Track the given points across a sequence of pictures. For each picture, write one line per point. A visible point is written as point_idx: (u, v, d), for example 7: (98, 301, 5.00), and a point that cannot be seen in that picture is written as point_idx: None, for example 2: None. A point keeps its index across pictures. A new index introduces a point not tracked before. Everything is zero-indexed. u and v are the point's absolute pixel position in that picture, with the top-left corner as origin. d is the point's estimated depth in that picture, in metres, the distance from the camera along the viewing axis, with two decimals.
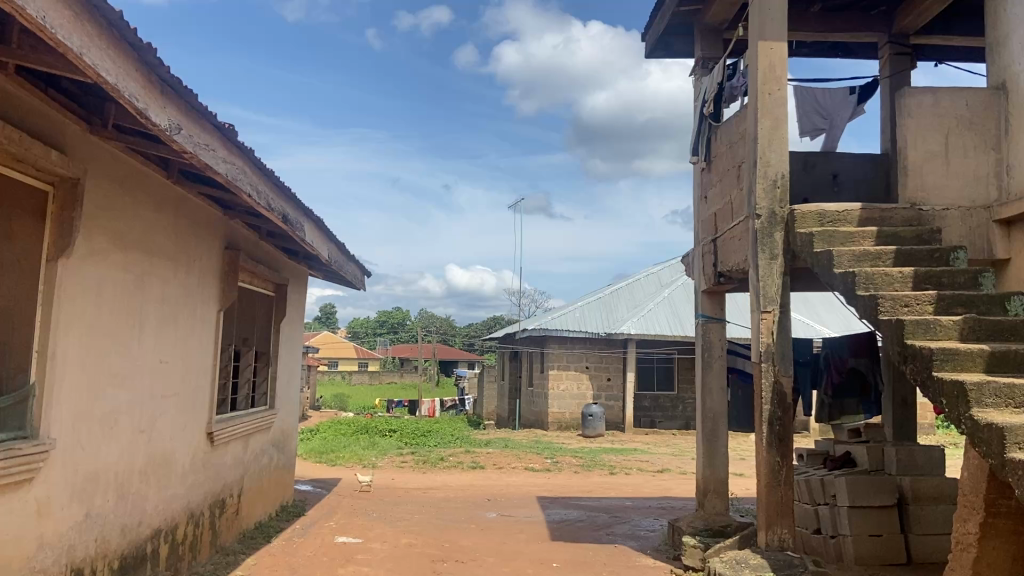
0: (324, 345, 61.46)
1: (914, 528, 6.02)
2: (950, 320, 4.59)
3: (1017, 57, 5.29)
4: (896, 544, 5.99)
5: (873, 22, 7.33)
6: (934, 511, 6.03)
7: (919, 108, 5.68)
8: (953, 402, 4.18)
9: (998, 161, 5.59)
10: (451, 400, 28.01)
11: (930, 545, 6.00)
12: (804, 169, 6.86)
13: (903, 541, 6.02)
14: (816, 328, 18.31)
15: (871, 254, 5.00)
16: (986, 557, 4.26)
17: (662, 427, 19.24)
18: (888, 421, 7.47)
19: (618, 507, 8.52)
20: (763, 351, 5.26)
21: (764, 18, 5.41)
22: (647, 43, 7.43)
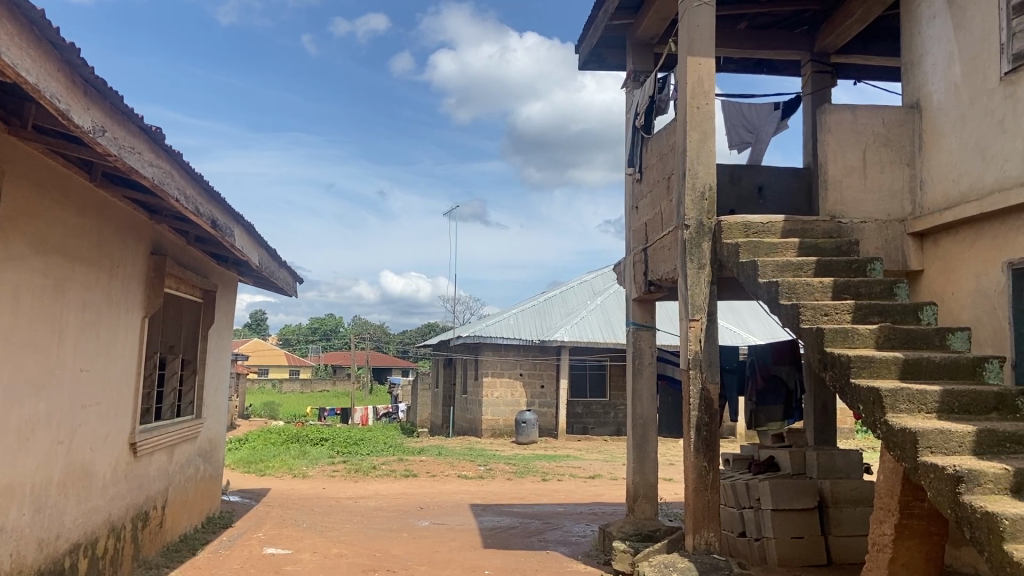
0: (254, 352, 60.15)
1: (834, 530, 6.22)
2: (867, 329, 4.78)
3: (931, 77, 5.61)
4: (817, 546, 6.18)
5: (797, 41, 7.61)
6: (853, 512, 6.24)
7: (839, 124, 5.94)
8: (869, 407, 4.44)
9: (912, 176, 5.82)
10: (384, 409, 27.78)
11: (848, 546, 6.21)
12: (730, 181, 7.04)
13: (823, 543, 6.21)
14: (744, 336, 18.82)
15: (792, 264, 5.18)
16: (901, 558, 4.43)
17: (594, 433, 19.49)
18: (809, 426, 7.74)
19: (549, 513, 8.57)
20: (691, 359, 5.41)
21: (693, 34, 5.55)
22: (581, 55, 7.52)
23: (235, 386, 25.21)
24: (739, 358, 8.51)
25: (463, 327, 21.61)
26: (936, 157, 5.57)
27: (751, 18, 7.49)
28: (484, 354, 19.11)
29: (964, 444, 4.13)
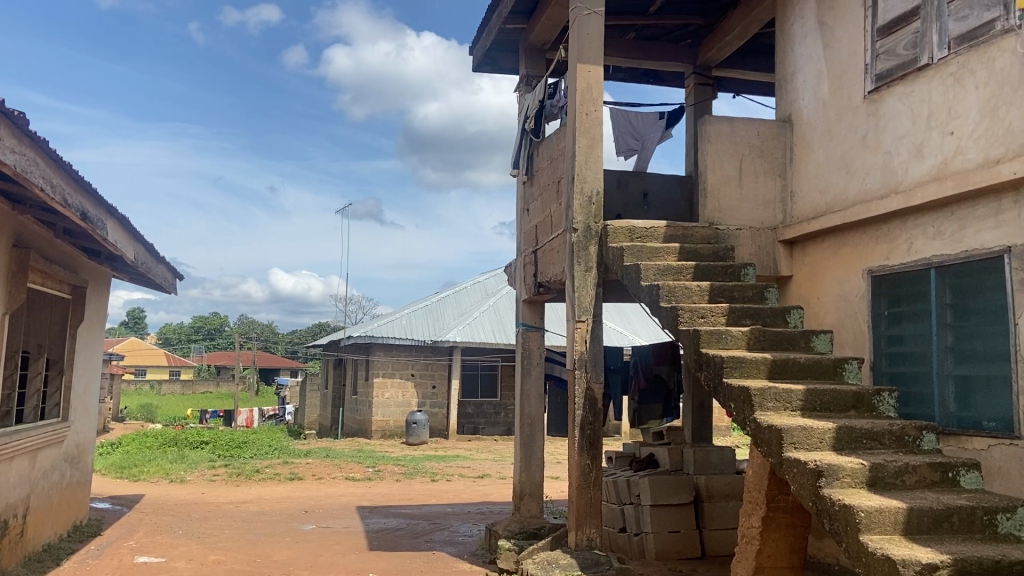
0: (135, 352, 57.28)
1: (708, 524, 6.50)
2: (739, 331, 5.02)
3: (800, 92, 6.06)
4: (692, 539, 6.45)
5: (680, 54, 7.97)
6: (725, 507, 6.54)
7: (717, 134, 6.19)
8: (739, 406, 4.65)
9: (783, 187, 6.19)
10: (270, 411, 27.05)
11: (721, 540, 6.51)
12: (617, 187, 7.24)
13: (698, 536, 6.49)
14: (630, 338, 19.39)
15: (673, 268, 5.37)
16: (768, 549, 4.66)
17: (484, 433, 19.65)
18: (687, 423, 7.92)
19: (436, 514, 8.57)
20: (577, 359, 5.52)
21: (583, 42, 5.67)
22: (475, 56, 7.56)
23: (109, 387, 23.86)
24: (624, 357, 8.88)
25: (357, 326, 21.28)
26: (806, 169, 5.96)
27: (639, 29, 7.72)
28: (376, 354, 18.82)
29: (825, 439, 4.39)
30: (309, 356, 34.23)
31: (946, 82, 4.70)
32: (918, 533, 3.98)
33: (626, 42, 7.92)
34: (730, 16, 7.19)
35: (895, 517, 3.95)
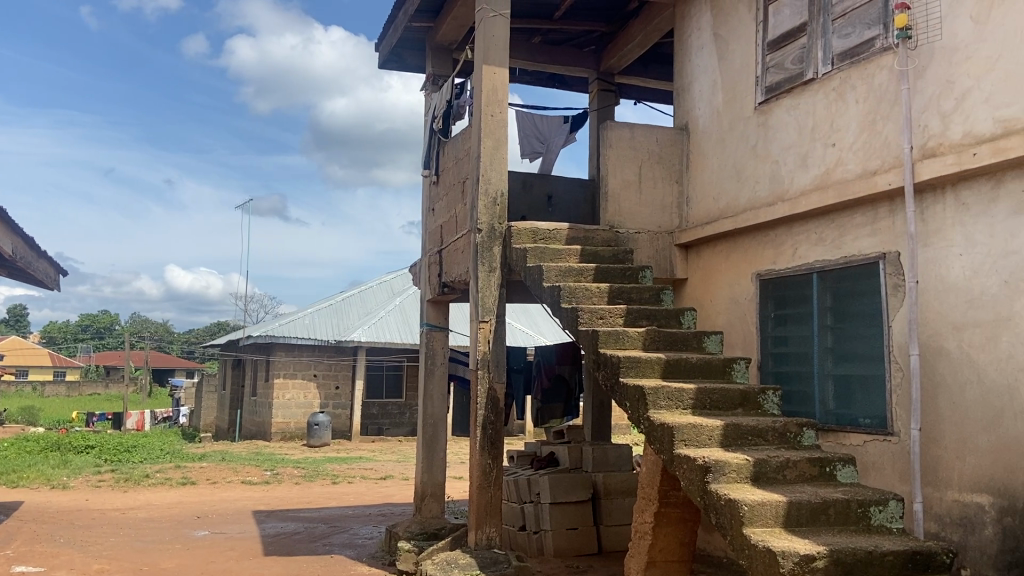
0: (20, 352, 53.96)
1: (605, 520, 6.66)
2: (636, 331, 5.16)
3: (696, 101, 6.35)
4: (589, 535, 6.59)
5: (585, 59, 8.15)
6: (621, 503, 6.70)
7: (618, 140, 6.30)
8: (634, 405, 4.78)
9: (679, 192, 6.41)
10: (165, 413, 26.01)
11: (616, 535, 6.68)
12: (523, 189, 7.40)
13: (595, 532, 6.64)
14: (536, 338, 19.60)
15: (574, 270, 5.47)
16: (659, 543, 4.81)
17: (389, 434, 19.49)
18: (588, 422, 8.11)
19: (336, 516, 8.45)
20: (480, 359, 5.55)
21: (488, 43, 5.70)
22: (380, 53, 7.50)
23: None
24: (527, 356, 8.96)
25: (259, 325, 20.70)
26: (702, 176, 6.19)
27: (545, 34, 7.84)
28: (277, 354, 18.43)
29: (713, 436, 4.56)
30: (208, 356, 33.04)
31: (830, 96, 5.05)
32: (797, 526, 4.18)
33: (532, 46, 8.04)
34: (632, 24, 7.41)
35: (775, 510, 4.14)
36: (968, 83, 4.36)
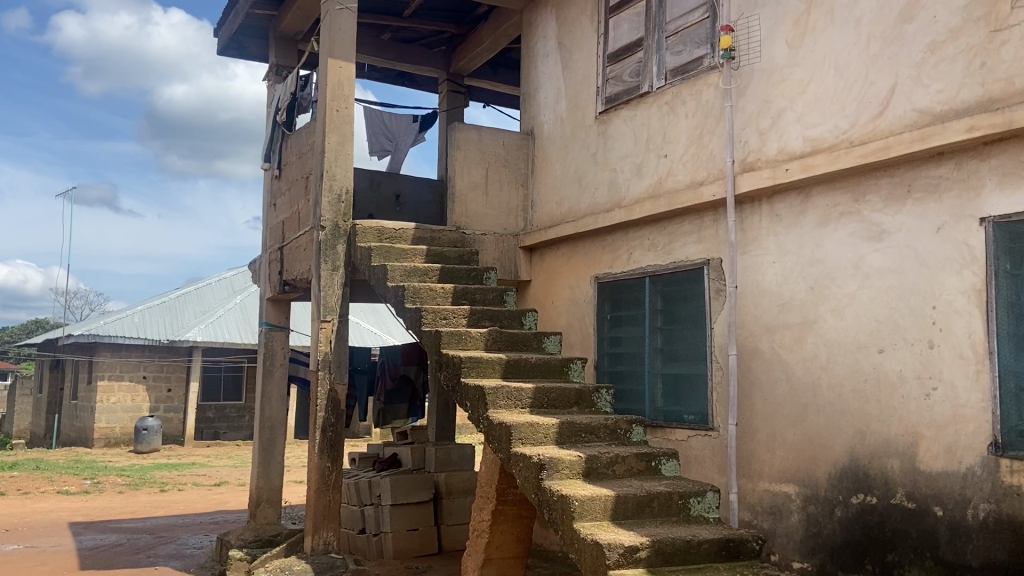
0: None
1: (446, 520, 6.80)
2: (478, 332, 5.22)
3: (540, 109, 6.75)
4: (429, 536, 6.68)
5: (434, 59, 8.22)
6: (461, 502, 6.86)
7: (466, 142, 6.51)
8: (474, 404, 4.83)
9: (525, 196, 6.74)
10: None
11: (457, 533, 6.82)
12: (370, 186, 7.39)
13: (436, 532, 6.74)
14: (384, 338, 19.42)
15: (419, 270, 5.46)
16: (496, 540, 4.91)
17: (226, 438, 18.66)
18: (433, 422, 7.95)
19: (163, 526, 7.98)
20: (321, 359, 5.41)
21: (334, 36, 5.60)
22: (220, 39, 7.27)
23: None
24: (370, 357, 9.06)
25: (82, 323, 19.16)
26: (546, 181, 6.55)
27: (396, 30, 7.83)
28: (100, 355, 17.41)
29: (548, 434, 4.70)
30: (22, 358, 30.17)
31: (662, 109, 5.58)
32: (623, 518, 4.38)
33: (382, 42, 8.01)
34: (481, 27, 7.59)
35: (604, 504, 4.32)
36: (783, 103, 4.93)
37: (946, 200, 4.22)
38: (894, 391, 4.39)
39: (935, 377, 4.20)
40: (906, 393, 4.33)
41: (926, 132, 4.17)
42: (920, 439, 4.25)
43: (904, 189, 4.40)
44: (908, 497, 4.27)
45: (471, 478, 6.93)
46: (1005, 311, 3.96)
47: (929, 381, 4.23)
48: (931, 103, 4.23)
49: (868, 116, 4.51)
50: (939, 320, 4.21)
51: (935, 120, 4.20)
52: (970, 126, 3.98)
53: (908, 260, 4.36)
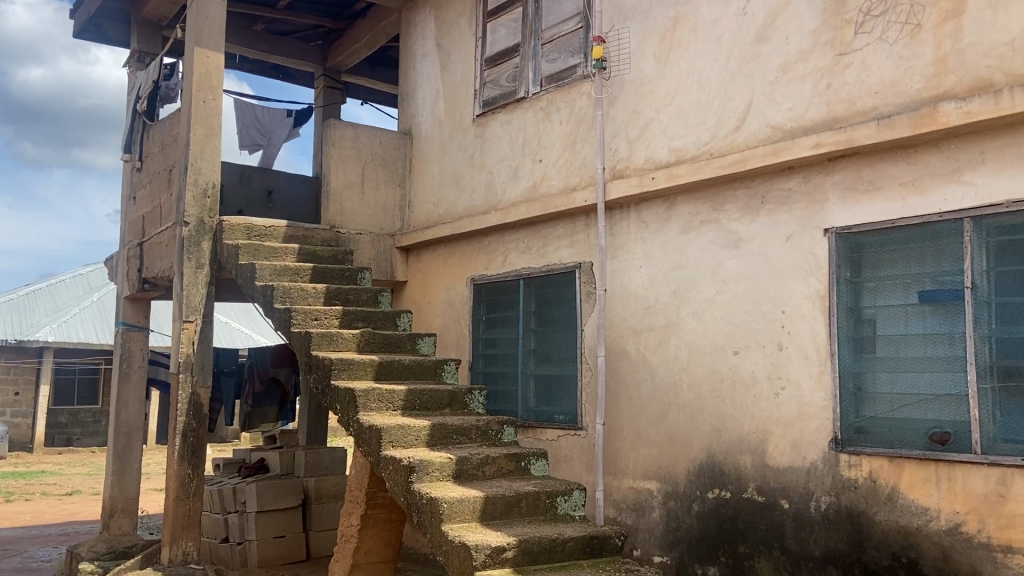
0: None
1: (316, 525, 6.96)
2: (351, 333, 5.15)
3: (421, 110, 6.98)
4: (297, 542, 6.85)
5: (310, 54, 8.73)
6: (332, 507, 7.02)
7: (341, 139, 6.72)
8: (345, 407, 4.77)
9: (402, 196, 7.01)
10: None
11: (326, 538, 7.00)
12: (241, 181, 7.57)
13: (304, 538, 6.91)
14: (254, 338, 18.83)
15: (290, 269, 5.39)
16: (364, 544, 4.87)
17: (80, 444, 17.59)
18: (303, 425, 8.04)
19: (7, 539, 7.48)
20: (182, 362, 5.51)
21: (201, 24, 5.68)
22: (78, 22, 7.44)
23: None
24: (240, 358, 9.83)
25: None
26: (421, 181, 6.84)
27: (271, 23, 8.30)
28: None
29: (419, 436, 4.69)
30: None
31: (538, 115, 5.90)
32: (491, 519, 4.42)
33: (255, 33, 8.46)
34: (358, 26, 8.14)
35: (473, 505, 4.35)
36: (650, 114, 5.31)
37: (794, 211, 4.72)
38: (746, 391, 4.78)
39: (784, 377, 4.63)
40: (756, 392, 4.74)
41: (778, 147, 4.65)
42: (769, 435, 4.66)
43: (758, 200, 4.87)
44: (759, 491, 4.67)
45: (341, 482, 7.13)
46: (845, 316, 4.47)
47: (778, 381, 4.66)
48: (782, 120, 4.71)
49: (727, 130, 4.96)
50: (787, 323, 4.65)
51: (786, 135, 4.68)
52: (816, 143, 4.50)
53: (761, 266, 4.81)
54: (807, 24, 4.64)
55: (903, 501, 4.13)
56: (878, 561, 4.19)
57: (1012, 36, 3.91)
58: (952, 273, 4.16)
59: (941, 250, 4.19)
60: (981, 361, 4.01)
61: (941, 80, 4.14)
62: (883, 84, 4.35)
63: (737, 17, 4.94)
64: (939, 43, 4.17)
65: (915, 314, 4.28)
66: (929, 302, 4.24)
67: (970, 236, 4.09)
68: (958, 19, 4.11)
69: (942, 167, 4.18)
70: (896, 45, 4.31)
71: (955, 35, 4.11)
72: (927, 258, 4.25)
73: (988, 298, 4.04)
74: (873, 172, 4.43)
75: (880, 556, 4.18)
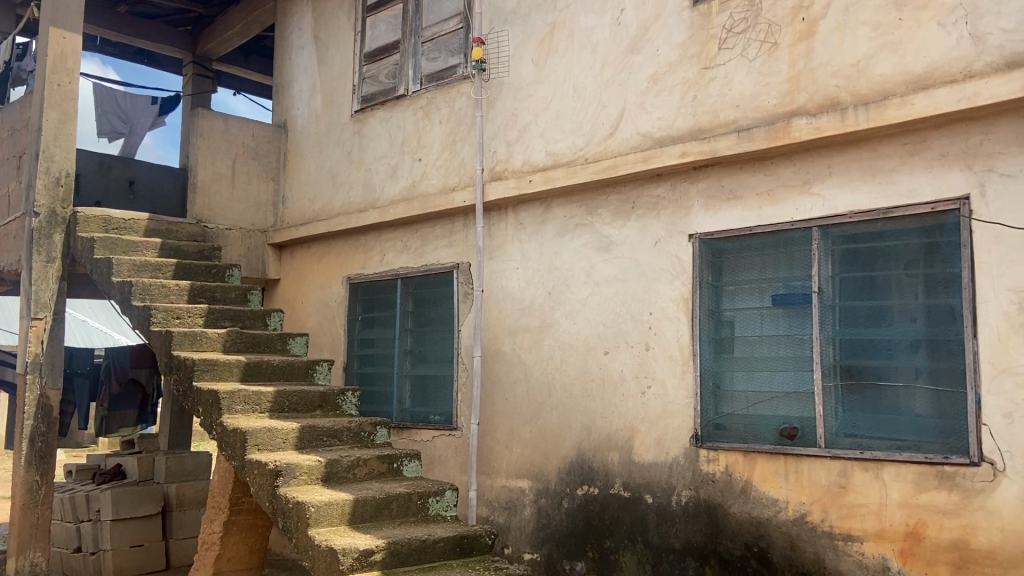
0: None
1: (177, 533, 7.03)
2: (216, 332, 5.24)
3: (296, 103, 7.01)
4: (156, 550, 6.91)
5: (178, 39, 8.88)
6: (193, 514, 7.12)
7: (210, 130, 6.69)
8: (207, 410, 4.71)
9: (276, 191, 7.02)
10: None
11: (186, 545, 7.07)
12: (99, 171, 7.42)
13: (163, 546, 6.97)
14: (115, 338, 17.79)
15: (151, 265, 5.56)
16: (227, 552, 5.06)
17: None
18: (165, 429, 7.81)
19: None
20: (29, 360, 5.66)
21: (59, 6, 5.75)
22: None
23: None
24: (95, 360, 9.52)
25: None
26: (294, 177, 6.91)
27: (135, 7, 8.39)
28: None
29: (287, 439, 4.64)
30: None
31: (417, 114, 6.07)
32: (361, 522, 4.38)
33: (116, 15, 8.48)
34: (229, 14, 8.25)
35: (342, 508, 4.29)
36: (527, 117, 5.52)
37: (662, 217, 5.04)
38: (616, 389, 5.08)
39: (650, 376, 4.96)
40: (625, 391, 5.04)
41: (648, 154, 4.95)
42: (636, 432, 4.98)
43: (630, 205, 5.15)
44: (625, 487, 4.97)
45: (203, 488, 7.25)
46: (706, 317, 4.86)
47: (645, 380, 4.98)
48: (652, 128, 5.02)
49: (601, 136, 5.21)
50: (654, 325, 4.99)
51: (655, 143, 4.99)
52: (682, 152, 4.83)
53: (632, 270, 5.10)
54: (675, 37, 4.98)
55: (755, 493, 4.55)
56: (732, 551, 4.56)
57: (856, 58, 4.43)
58: (802, 279, 4.65)
59: (793, 257, 4.68)
60: (825, 360, 4.53)
61: (794, 96, 4.59)
62: (743, 97, 4.74)
63: (612, 27, 5.22)
64: (793, 61, 4.61)
65: (768, 316, 4.74)
66: (781, 305, 4.71)
67: (818, 244, 4.61)
68: (809, 40, 4.56)
69: (793, 178, 4.70)
70: (756, 61, 4.71)
71: (807, 55, 4.57)
72: (781, 265, 4.72)
73: (832, 302, 4.56)
74: (733, 182, 4.85)
75: (734, 546, 4.56)
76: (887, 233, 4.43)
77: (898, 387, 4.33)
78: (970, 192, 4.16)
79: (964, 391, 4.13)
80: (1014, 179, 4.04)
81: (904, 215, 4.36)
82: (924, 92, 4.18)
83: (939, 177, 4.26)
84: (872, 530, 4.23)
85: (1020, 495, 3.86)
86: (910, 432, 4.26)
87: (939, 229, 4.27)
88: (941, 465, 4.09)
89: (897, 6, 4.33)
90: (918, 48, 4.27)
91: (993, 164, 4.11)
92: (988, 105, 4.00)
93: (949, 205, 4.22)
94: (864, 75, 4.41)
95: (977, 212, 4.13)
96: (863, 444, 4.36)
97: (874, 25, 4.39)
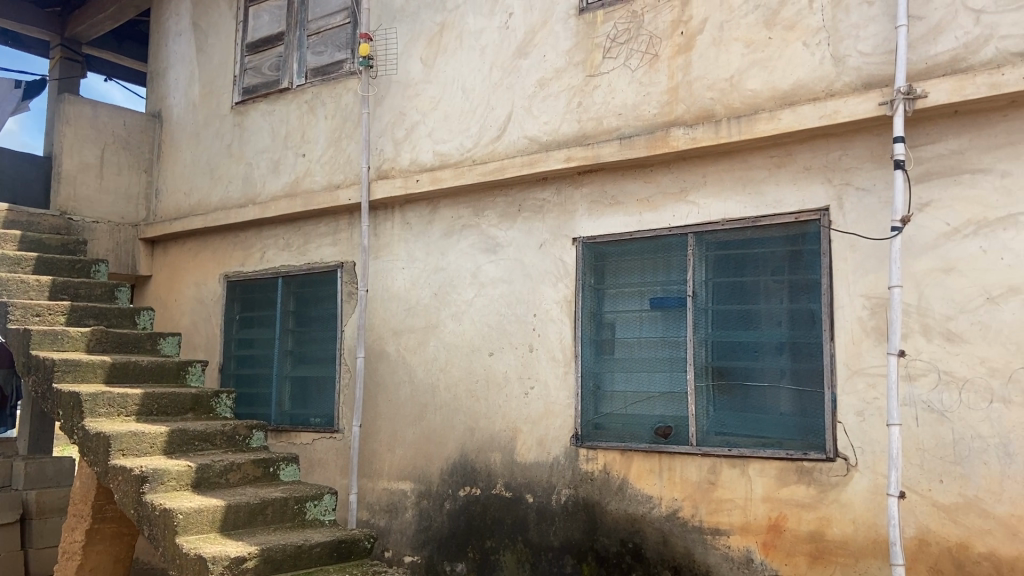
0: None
1: (36, 543, 6.85)
2: (80, 332, 5.35)
3: (172, 91, 7.07)
4: (14, 560, 6.75)
5: (47, 22, 8.42)
6: (56, 522, 6.96)
7: (78, 117, 6.72)
8: (69, 414, 4.77)
9: (149, 183, 7.10)
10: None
11: (47, 556, 6.91)
12: None
13: (22, 557, 6.78)
14: None
15: (9, 259, 5.71)
16: (90, 562, 5.03)
17: None
18: (25, 432, 7.22)
19: None
20: None
21: None
22: None
23: None
24: None
25: None
26: (168, 168, 6.99)
27: None
28: None
29: (155, 444, 4.72)
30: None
31: (301, 108, 6.14)
32: (232, 529, 4.41)
33: None
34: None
35: (212, 515, 4.31)
36: (416, 117, 5.65)
37: (547, 220, 5.20)
38: (499, 389, 5.23)
39: (533, 377, 5.12)
40: (508, 391, 5.20)
41: (535, 158, 5.10)
42: (518, 433, 5.13)
43: (516, 208, 5.31)
44: (506, 487, 5.12)
45: (67, 496, 7.09)
46: (587, 319, 5.03)
47: (528, 381, 5.14)
48: (538, 132, 5.19)
49: (488, 138, 5.37)
50: (538, 326, 5.14)
51: (541, 148, 5.16)
52: (566, 157, 5.00)
53: (516, 271, 5.26)
54: (562, 44, 5.17)
55: (631, 491, 4.73)
56: (608, 548, 4.75)
57: (730, 73, 4.69)
58: (678, 283, 4.84)
59: (670, 262, 4.88)
60: (698, 361, 4.73)
61: (673, 107, 4.82)
62: (625, 106, 4.94)
63: (500, 30, 5.39)
64: (671, 74, 4.84)
65: (646, 319, 4.91)
66: (658, 308, 4.89)
67: (693, 249, 4.82)
68: (687, 54, 4.80)
69: (671, 186, 4.90)
70: (637, 72, 4.93)
71: (685, 68, 4.81)
72: (660, 270, 4.91)
73: (705, 305, 4.77)
74: (615, 188, 5.03)
75: (610, 542, 4.74)
76: (756, 240, 4.67)
77: (765, 386, 4.57)
78: (830, 204, 4.46)
79: (823, 390, 4.40)
80: (868, 194, 4.36)
81: (771, 224, 4.63)
82: (790, 108, 4.46)
83: (803, 189, 4.54)
84: (737, 524, 4.45)
85: (869, 488, 4.17)
86: (775, 430, 4.50)
87: (802, 237, 4.55)
88: (801, 461, 4.36)
89: (767, 26, 4.60)
90: (785, 66, 4.55)
91: (850, 178, 4.41)
92: (847, 122, 4.31)
93: (811, 216, 4.51)
94: (736, 89, 4.67)
95: (835, 223, 4.43)
96: (731, 442, 4.59)
97: (747, 42, 4.65)
